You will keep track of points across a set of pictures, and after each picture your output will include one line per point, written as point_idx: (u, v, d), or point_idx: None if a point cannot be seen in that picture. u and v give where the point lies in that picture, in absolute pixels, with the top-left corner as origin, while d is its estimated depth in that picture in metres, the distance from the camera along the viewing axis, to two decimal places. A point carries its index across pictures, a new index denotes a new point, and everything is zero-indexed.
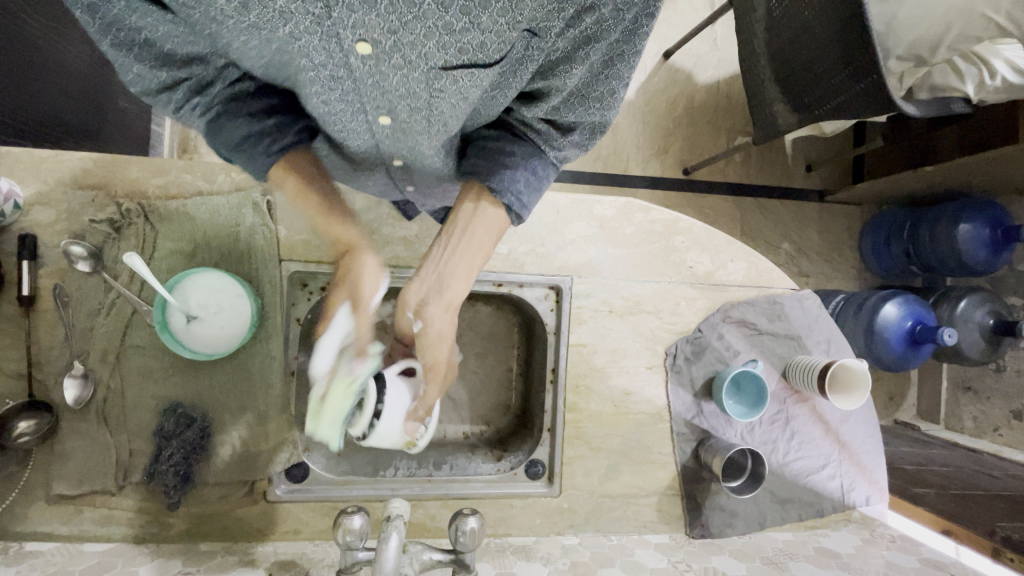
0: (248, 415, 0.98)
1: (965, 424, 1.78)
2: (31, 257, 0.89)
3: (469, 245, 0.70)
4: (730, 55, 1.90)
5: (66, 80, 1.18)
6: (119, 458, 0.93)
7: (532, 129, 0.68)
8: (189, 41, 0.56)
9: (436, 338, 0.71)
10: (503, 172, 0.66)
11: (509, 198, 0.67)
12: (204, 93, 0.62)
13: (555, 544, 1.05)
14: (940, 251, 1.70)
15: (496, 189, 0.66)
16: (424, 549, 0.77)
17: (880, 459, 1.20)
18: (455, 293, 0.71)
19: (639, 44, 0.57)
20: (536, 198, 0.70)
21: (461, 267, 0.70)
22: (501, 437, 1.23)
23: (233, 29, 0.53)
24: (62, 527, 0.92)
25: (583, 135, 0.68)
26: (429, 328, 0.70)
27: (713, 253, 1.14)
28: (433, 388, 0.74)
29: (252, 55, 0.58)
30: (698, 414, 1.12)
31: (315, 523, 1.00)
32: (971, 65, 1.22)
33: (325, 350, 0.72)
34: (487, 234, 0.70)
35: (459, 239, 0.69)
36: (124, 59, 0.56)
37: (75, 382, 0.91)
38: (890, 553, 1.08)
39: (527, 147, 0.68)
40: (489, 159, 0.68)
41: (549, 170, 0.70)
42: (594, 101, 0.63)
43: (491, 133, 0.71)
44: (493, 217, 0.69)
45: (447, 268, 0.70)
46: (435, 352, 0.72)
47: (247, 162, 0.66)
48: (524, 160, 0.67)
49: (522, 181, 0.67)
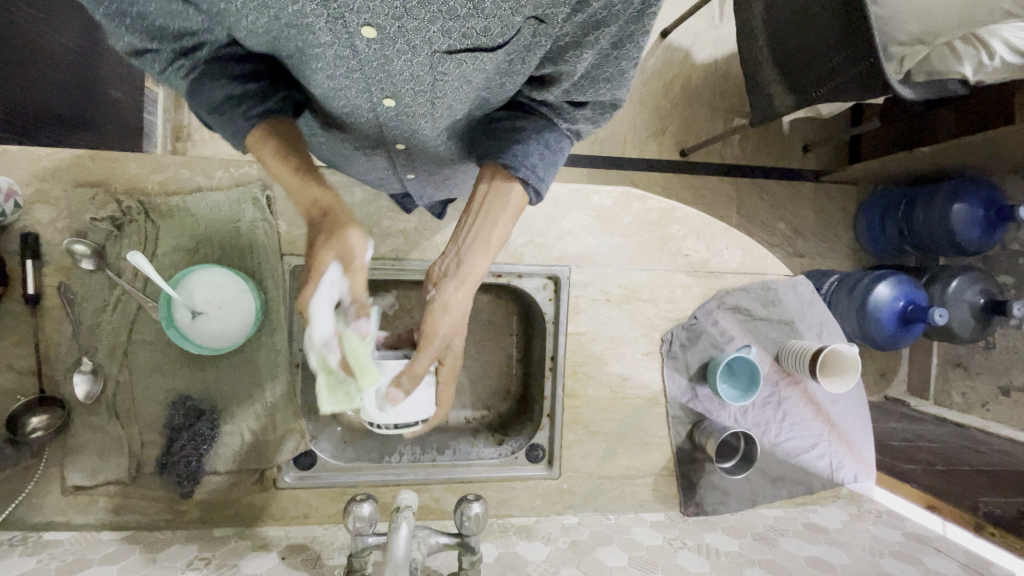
0: (256, 406, 1.00)
1: (955, 399, 1.82)
2: (34, 256, 0.90)
3: (487, 216, 0.68)
4: (729, 33, 1.87)
5: (59, 71, 1.17)
6: (132, 450, 0.95)
7: (541, 103, 0.69)
8: (183, 17, 0.55)
9: (440, 306, 0.67)
10: (515, 147, 0.66)
11: (525, 172, 0.66)
12: (188, 57, 0.61)
13: (555, 524, 1.10)
14: (933, 229, 1.72)
15: (511, 164, 0.66)
16: (430, 534, 0.81)
17: (869, 439, 1.25)
18: (473, 269, 0.68)
19: (648, 26, 0.56)
20: (552, 172, 0.69)
21: (479, 243, 0.69)
22: (502, 422, 1.27)
23: (241, 7, 0.52)
24: (79, 516, 0.95)
25: (595, 112, 0.69)
26: (437, 296, 0.67)
27: (709, 240, 1.16)
28: (427, 355, 0.68)
29: (259, 35, 0.57)
30: (693, 398, 1.16)
31: (324, 508, 1.04)
32: (971, 47, 1.22)
33: (320, 318, 0.65)
34: (505, 211, 0.68)
35: (473, 212, 0.68)
36: (117, 29, 0.57)
37: (85, 377, 0.93)
38: (876, 527, 1.13)
39: (539, 121, 0.68)
40: (501, 138, 0.69)
41: (562, 139, 0.70)
42: (604, 83, 0.63)
43: (503, 112, 0.71)
44: (507, 193, 0.68)
45: (467, 243, 0.69)
46: (435, 325, 0.67)
47: (226, 125, 0.64)
48: (536, 135, 0.67)
49: (536, 155, 0.67)
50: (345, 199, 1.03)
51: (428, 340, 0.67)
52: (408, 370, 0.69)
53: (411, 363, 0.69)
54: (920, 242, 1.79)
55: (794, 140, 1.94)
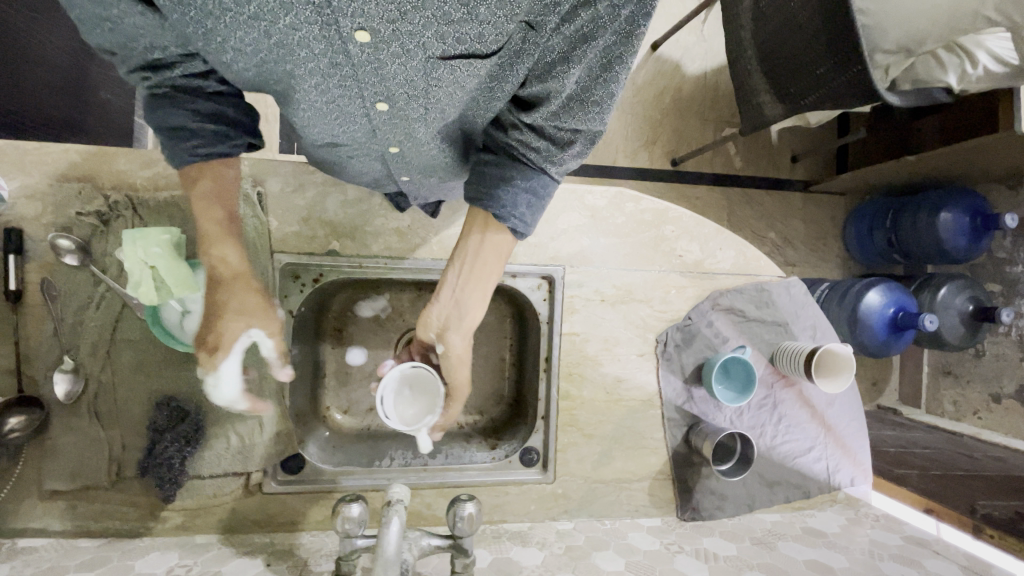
0: (243, 408, 0.98)
1: (946, 407, 1.82)
2: (18, 251, 0.88)
3: (485, 272, 0.77)
4: (718, 46, 1.91)
5: (48, 71, 1.16)
6: (112, 453, 0.92)
7: (531, 148, 0.67)
8: (158, 36, 0.54)
9: (457, 361, 0.83)
10: (502, 198, 0.70)
11: (513, 221, 0.71)
12: (155, 73, 0.59)
13: (550, 529, 1.07)
14: (922, 239, 1.74)
15: (500, 216, 0.71)
16: (422, 535, 0.78)
17: (865, 442, 1.24)
18: (473, 320, 0.80)
19: (633, 44, 0.58)
20: (539, 215, 0.73)
21: (476, 294, 0.78)
22: (495, 426, 1.24)
23: (230, 24, 0.51)
24: (55, 523, 0.91)
25: (582, 144, 0.68)
26: (451, 350, 0.81)
27: (702, 241, 1.16)
28: (456, 406, 0.87)
29: (245, 60, 0.56)
30: (689, 400, 1.15)
31: (312, 514, 1.01)
32: (954, 56, 1.26)
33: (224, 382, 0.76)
34: (497, 260, 0.77)
35: (472, 267, 0.77)
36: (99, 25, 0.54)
37: (65, 377, 0.90)
38: (874, 531, 1.11)
39: (526, 171, 0.70)
40: (489, 184, 0.71)
41: (550, 184, 0.72)
42: (593, 106, 0.62)
43: (494, 157, 0.71)
44: (497, 242, 0.76)
45: (463, 294, 0.78)
46: (456, 374, 0.84)
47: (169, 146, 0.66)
48: (525, 185, 0.70)
49: (524, 205, 0.71)
50: (337, 197, 1.02)
51: (454, 391, 0.86)
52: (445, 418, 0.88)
53: (445, 415, 0.88)
54: (908, 251, 1.82)
55: (783, 150, 1.97)
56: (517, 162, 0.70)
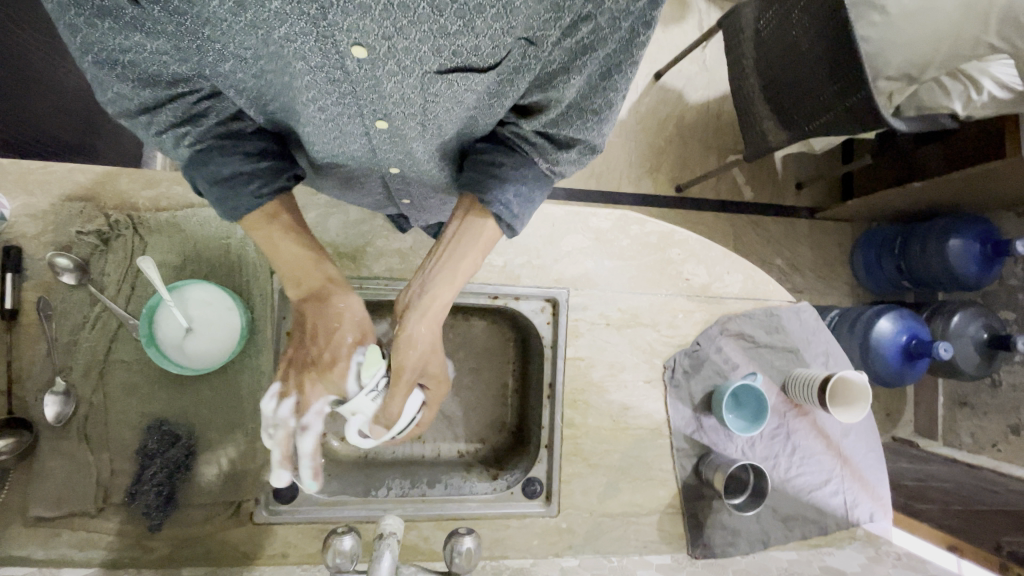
0: (237, 434, 0.95)
1: (964, 439, 1.75)
2: (15, 270, 0.87)
3: (455, 250, 0.71)
4: (720, 75, 1.93)
5: (62, 96, 1.18)
6: (100, 479, 0.89)
7: (527, 142, 0.67)
8: (176, 60, 0.54)
9: (405, 344, 0.71)
10: (495, 184, 0.67)
11: (498, 207, 0.68)
12: (192, 123, 0.61)
13: (554, 566, 1.01)
14: (931, 266, 1.71)
15: (486, 201, 0.67)
16: (417, 571, 0.75)
17: (884, 475, 1.19)
18: (439, 303, 0.72)
19: (635, 54, 0.56)
20: (528, 210, 0.71)
21: (445, 274, 0.72)
22: (498, 455, 1.20)
23: (229, 30, 0.51)
24: (37, 552, 0.87)
25: (580, 154, 0.67)
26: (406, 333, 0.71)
27: (709, 265, 1.14)
28: (398, 398, 0.71)
29: (245, 66, 0.55)
30: (698, 429, 1.10)
31: (303, 546, 0.96)
32: (958, 82, 1.26)
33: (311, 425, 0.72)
34: (473, 242, 0.71)
35: (445, 243, 0.71)
36: (105, 78, 0.55)
37: (56, 399, 0.88)
38: (896, 570, 1.03)
39: (518, 159, 0.68)
40: (478, 172, 0.68)
41: (541, 180, 0.69)
42: (593, 115, 0.61)
43: (487, 146, 0.70)
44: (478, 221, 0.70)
45: (433, 274, 0.72)
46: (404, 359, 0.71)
47: (224, 198, 0.65)
48: (515, 172, 0.67)
49: (512, 193, 0.68)
50: (339, 217, 1.01)
51: (396, 378, 0.71)
52: (383, 410, 0.72)
53: (385, 406, 0.72)
54: (918, 278, 1.78)
55: (788, 177, 1.96)
56: (510, 151, 0.69)
